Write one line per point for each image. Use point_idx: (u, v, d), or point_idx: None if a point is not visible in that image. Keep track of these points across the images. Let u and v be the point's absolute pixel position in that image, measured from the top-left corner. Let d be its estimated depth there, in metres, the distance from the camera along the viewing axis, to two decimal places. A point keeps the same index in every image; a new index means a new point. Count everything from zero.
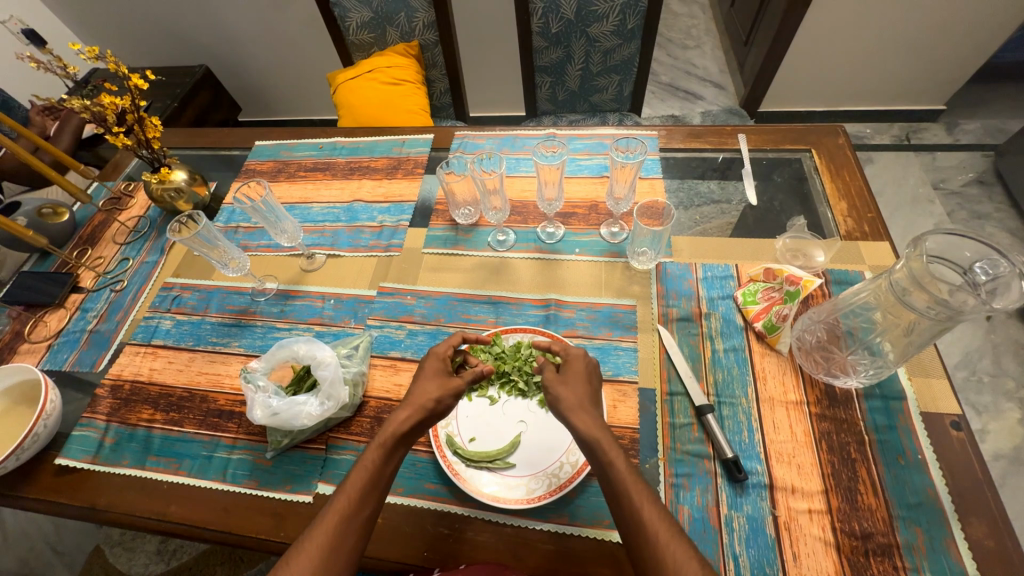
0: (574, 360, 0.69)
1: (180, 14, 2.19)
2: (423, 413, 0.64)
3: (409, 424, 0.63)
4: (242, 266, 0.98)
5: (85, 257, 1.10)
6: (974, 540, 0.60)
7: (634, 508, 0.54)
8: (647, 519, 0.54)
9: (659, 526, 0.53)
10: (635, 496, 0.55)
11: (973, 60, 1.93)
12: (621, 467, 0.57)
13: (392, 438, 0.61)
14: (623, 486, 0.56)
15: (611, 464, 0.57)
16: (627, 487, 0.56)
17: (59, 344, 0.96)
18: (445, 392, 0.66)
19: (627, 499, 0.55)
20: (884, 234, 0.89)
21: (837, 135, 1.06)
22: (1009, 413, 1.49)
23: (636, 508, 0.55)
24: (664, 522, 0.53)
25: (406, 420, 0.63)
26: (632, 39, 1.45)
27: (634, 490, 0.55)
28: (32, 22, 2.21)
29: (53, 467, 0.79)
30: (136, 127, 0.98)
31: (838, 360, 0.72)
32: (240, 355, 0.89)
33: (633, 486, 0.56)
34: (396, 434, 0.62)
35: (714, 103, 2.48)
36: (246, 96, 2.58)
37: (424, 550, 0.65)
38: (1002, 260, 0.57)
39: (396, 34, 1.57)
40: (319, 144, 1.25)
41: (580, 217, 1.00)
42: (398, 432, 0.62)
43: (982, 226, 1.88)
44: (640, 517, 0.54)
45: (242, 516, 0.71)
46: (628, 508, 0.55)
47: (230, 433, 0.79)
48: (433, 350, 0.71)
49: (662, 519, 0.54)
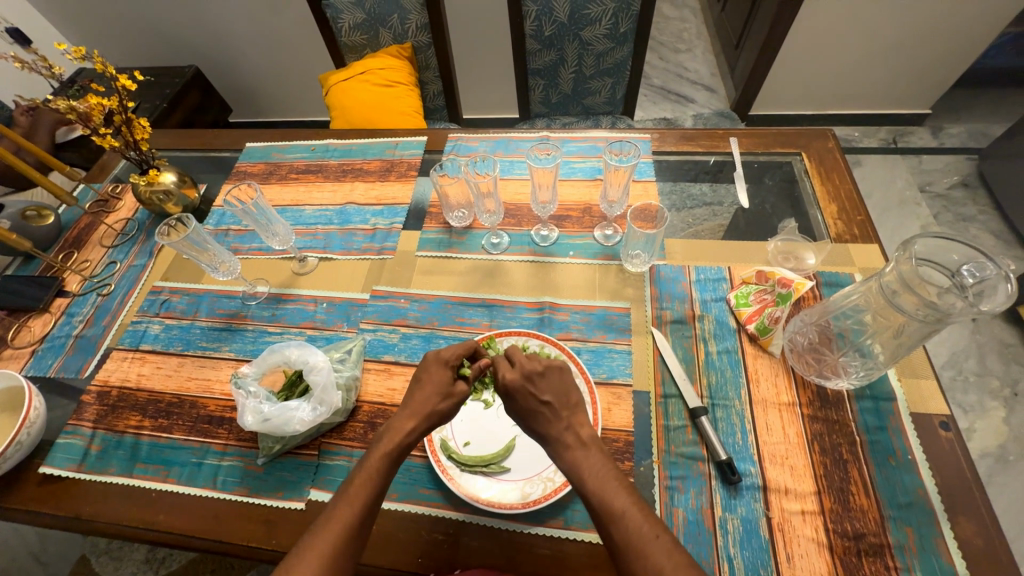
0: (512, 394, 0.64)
1: (169, 13, 2.17)
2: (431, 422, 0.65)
3: (414, 435, 0.64)
4: (232, 270, 0.97)
5: (70, 261, 1.08)
6: (963, 540, 0.61)
7: (606, 524, 0.55)
8: (620, 535, 0.54)
9: (634, 536, 0.53)
10: (606, 512, 0.56)
11: (957, 64, 1.97)
12: (591, 483, 0.58)
13: (399, 448, 0.62)
14: (594, 501, 0.57)
15: (582, 480, 0.59)
16: (600, 500, 0.56)
17: (44, 349, 0.94)
18: (451, 402, 0.66)
19: (599, 512, 0.56)
20: (873, 237, 0.90)
21: (827, 138, 1.07)
22: (994, 412, 1.52)
23: (608, 523, 0.55)
24: (638, 530, 0.53)
25: (412, 431, 0.64)
26: (624, 43, 1.46)
27: (608, 501, 0.56)
28: (16, 20, 2.17)
29: (38, 476, 0.78)
30: (124, 129, 0.97)
31: (830, 362, 0.73)
32: (231, 360, 0.88)
33: (601, 499, 0.56)
34: (402, 445, 0.63)
35: (706, 106, 2.50)
36: (236, 97, 2.55)
37: (419, 556, 0.65)
38: (989, 263, 0.58)
39: (389, 36, 1.57)
40: (311, 146, 1.24)
41: (574, 219, 1.00)
42: (404, 442, 0.63)
43: (967, 228, 1.92)
44: (612, 534, 0.54)
45: (233, 524, 0.70)
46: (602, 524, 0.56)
47: (221, 440, 0.78)
48: (436, 353, 0.68)
49: (636, 529, 0.53)
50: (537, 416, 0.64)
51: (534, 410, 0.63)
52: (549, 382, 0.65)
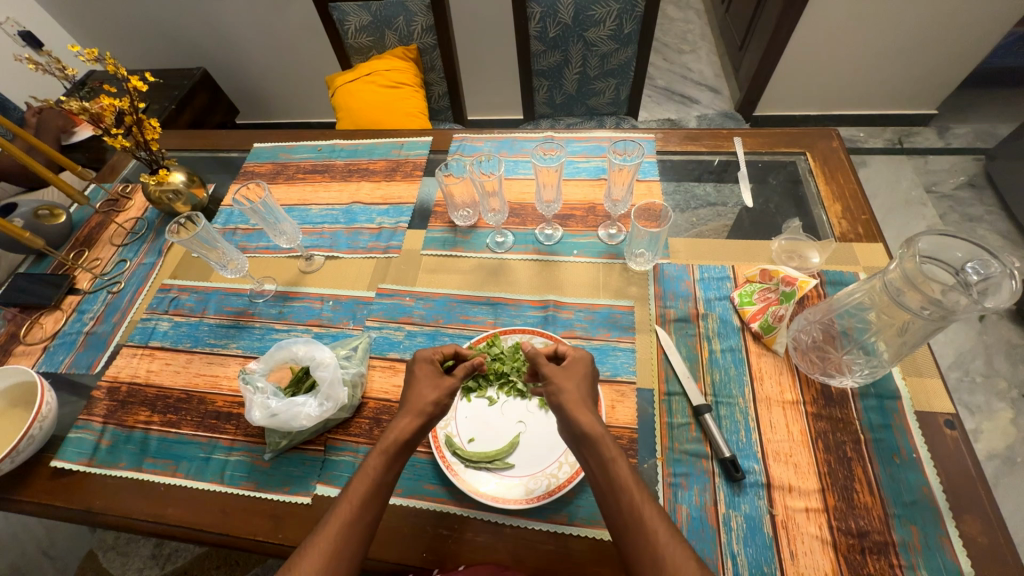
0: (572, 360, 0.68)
1: (178, 16, 2.19)
2: (422, 418, 0.64)
3: (411, 431, 0.63)
4: (240, 268, 0.98)
5: (81, 259, 1.09)
6: (969, 538, 0.61)
7: (633, 506, 0.53)
8: (648, 520, 0.52)
9: (659, 527, 0.52)
10: (637, 496, 0.54)
11: (964, 64, 1.96)
12: (617, 468, 0.56)
13: (395, 444, 0.62)
14: (622, 484, 0.55)
15: (611, 462, 0.56)
16: (625, 488, 0.55)
17: (55, 346, 0.95)
18: (441, 393, 0.66)
19: (629, 497, 0.54)
20: (878, 236, 0.90)
21: (831, 138, 1.07)
22: (1002, 413, 1.51)
23: (636, 510, 0.53)
24: (661, 526, 0.52)
25: (408, 427, 0.63)
26: (628, 44, 1.46)
27: (632, 491, 0.54)
28: (30, 24, 2.20)
29: (49, 470, 0.79)
30: (135, 129, 0.98)
31: (834, 360, 0.73)
32: (239, 357, 0.89)
33: (634, 489, 0.55)
34: (398, 441, 0.62)
35: (710, 107, 2.50)
36: (244, 99, 2.58)
37: (424, 551, 0.65)
38: (993, 260, 0.58)
39: (395, 38, 1.58)
40: (318, 146, 1.25)
41: (578, 218, 1.01)
42: (402, 439, 0.62)
43: (974, 228, 1.91)
44: (643, 518, 0.53)
45: (241, 518, 0.71)
46: (626, 509, 0.54)
47: (229, 435, 0.79)
48: (420, 353, 0.70)
49: (661, 518, 0.53)
50: (567, 383, 0.65)
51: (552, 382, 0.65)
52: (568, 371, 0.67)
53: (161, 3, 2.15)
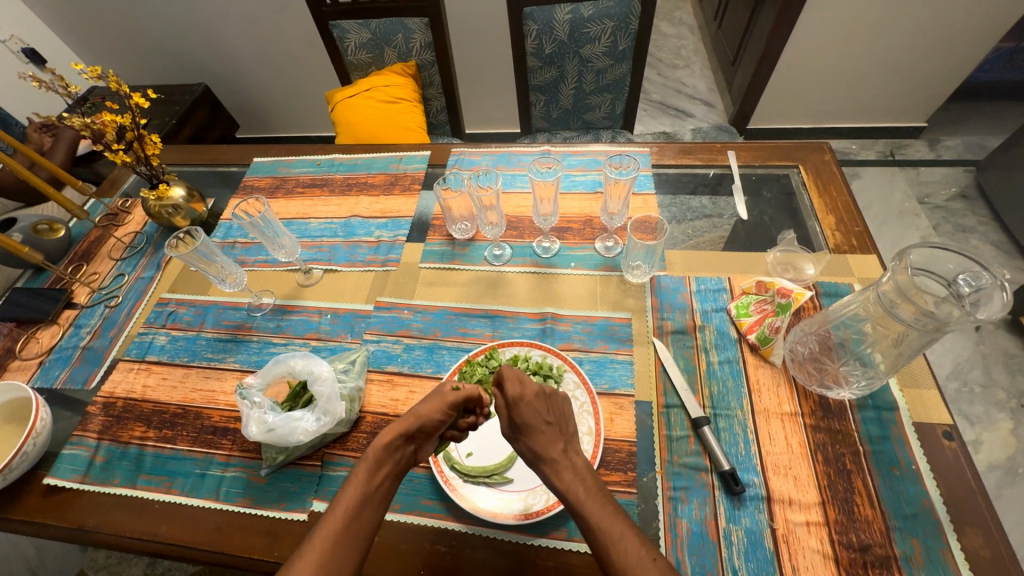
0: (518, 404, 0.62)
1: (180, 34, 2.23)
2: (409, 424, 0.63)
3: (394, 436, 0.62)
4: (238, 281, 0.99)
5: (79, 274, 1.09)
6: (972, 551, 0.60)
7: (610, 542, 0.53)
8: (619, 557, 0.52)
9: (632, 560, 0.51)
10: (611, 529, 0.54)
11: (952, 79, 2.00)
12: (588, 505, 0.56)
13: (377, 452, 0.61)
14: (594, 523, 0.55)
15: (580, 502, 0.57)
16: (602, 524, 0.55)
17: (51, 361, 0.95)
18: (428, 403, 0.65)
19: (602, 536, 0.54)
20: (871, 248, 0.91)
21: (823, 151, 1.09)
22: (1002, 423, 1.50)
23: (609, 543, 0.53)
24: (635, 553, 0.51)
25: (392, 433, 0.62)
26: (623, 60, 1.49)
27: (604, 526, 0.54)
28: (34, 42, 2.24)
29: (41, 487, 0.78)
30: (136, 144, 0.99)
31: (832, 371, 0.74)
32: (235, 371, 0.88)
33: (609, 521, 0.54)
34: (382, 447, 0.61)
35: (704, 120, 2.53)
36: (244, 113, 2.60)
37: (421, 568, 0.64)
38: (984, 272, 0.58)
39: (394, 55, 1.60)
40: (317, 160, 1.26)
41: (575, 231, 1.02)
42: (384, 445, 0.62)
43: (967, 239, 1.92)
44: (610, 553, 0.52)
45: (237, 536, 0.70)
46: (606, 542, 0.53)
47: (224, 450, 0.78)
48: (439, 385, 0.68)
49: (640, 550, 0.52)
50: (535, 434, 0.62)
51: (535, 427, 0.62)
52: (549, 404, 0.65)
53: (163, 20, 2.18)
